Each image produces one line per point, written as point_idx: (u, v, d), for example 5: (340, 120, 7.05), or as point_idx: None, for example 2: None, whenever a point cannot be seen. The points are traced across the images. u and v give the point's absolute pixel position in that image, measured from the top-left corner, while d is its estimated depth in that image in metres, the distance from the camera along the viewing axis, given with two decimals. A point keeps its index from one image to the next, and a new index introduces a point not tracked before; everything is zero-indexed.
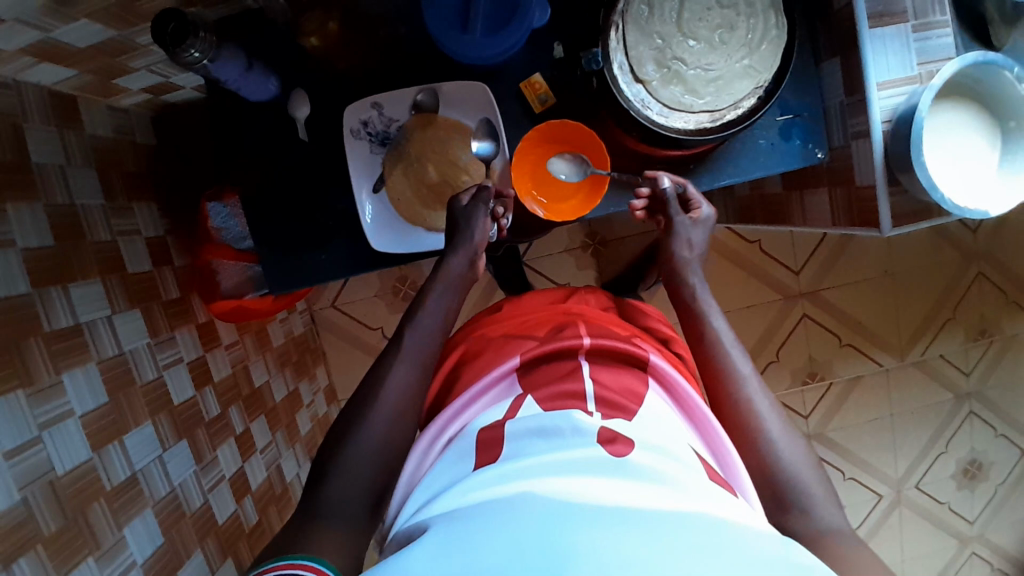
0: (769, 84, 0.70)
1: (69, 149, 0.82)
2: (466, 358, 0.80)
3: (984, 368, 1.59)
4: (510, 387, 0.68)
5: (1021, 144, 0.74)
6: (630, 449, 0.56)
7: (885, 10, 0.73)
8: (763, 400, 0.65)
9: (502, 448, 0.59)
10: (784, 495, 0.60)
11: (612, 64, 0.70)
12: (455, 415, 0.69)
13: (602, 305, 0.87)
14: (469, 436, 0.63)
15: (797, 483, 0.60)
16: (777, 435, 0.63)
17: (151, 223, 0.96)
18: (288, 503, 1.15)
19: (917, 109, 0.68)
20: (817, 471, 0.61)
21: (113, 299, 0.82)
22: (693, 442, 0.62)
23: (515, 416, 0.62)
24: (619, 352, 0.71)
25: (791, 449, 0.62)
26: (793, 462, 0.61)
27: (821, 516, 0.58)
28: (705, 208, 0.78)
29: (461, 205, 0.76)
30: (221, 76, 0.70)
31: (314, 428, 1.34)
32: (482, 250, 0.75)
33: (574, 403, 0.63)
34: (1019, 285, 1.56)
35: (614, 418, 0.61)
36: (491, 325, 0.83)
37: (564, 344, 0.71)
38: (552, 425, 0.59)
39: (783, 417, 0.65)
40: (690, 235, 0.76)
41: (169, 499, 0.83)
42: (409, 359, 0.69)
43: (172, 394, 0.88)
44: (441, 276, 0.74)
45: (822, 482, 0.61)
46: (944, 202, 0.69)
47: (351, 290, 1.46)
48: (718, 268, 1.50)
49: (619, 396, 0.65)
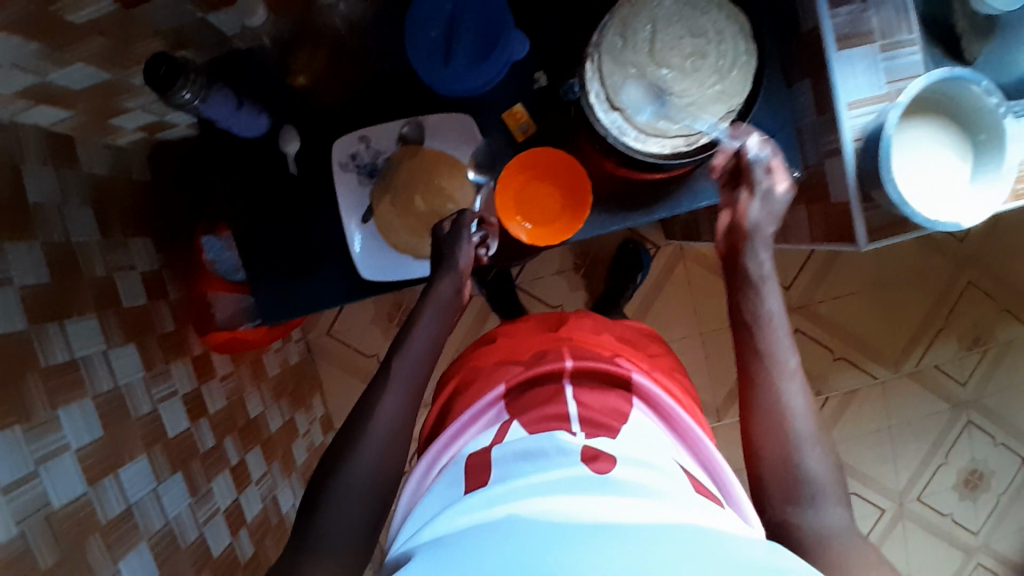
0: (740, 108, 0.73)
1: (65, 188, 0.84)
2: (460, 385, 0.81)
3: (979, 377, 1.59)
4: (498, 414, 0.70)
5: (991, 156, 0.76)
6: (612, 466, 0.57)
7: (852, 32, 0.76)
8: (801, 397, 0.64)
9: (489, 471, 0.60)
10: (797, 492, 0.60)
11: (588, 94, 0.73)
12: (448, 441, 0.71)
13: (595, 328, 0.87)
14: (459, 464, 0.65)
15: (811, 485, 0.60)
16: (805, 436, 0.62)
17: (146, 257, 0.98)
18: (282, 532, 1.16)
19: (884, 126, 0.70)
20: (836, 477, 0.62)
21: (109, 334, 0.84)
22: (678, 456, 0.64)
23: (503, 439, 0.65)
24: (600, 374, 0.72)
25: (816, 452, 0.62)
26: (816, 466, 0.61)
27: (830, 518, 0.59)
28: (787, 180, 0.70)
29: (444, 232, 0.77)
30: (213, 115, 0.73)
31: (310, 457, 1.35)
32: (467, 276, 0.77)
33: (557, 425, 0.65)
34: (1010, 291, 1.57)
35: (597, 436, 0.63)
36: (486, 353, 0.85)
37: (548, 367, 0.73)
38: (537, 448, 0.61)
39: (815, 416, 0.64)
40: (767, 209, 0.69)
41: (164, 532, 0.84)
42: (400, 378, 0.70)
43: (166, 426, 0.90)
44: (429, 301, 0.75)
45: (839, 488, 0.61)
46: (917, 216, 0.70)
47: (347, 318, 1.48)
48: (704, 284, 1.51)
49: (602, 415, 0.67)
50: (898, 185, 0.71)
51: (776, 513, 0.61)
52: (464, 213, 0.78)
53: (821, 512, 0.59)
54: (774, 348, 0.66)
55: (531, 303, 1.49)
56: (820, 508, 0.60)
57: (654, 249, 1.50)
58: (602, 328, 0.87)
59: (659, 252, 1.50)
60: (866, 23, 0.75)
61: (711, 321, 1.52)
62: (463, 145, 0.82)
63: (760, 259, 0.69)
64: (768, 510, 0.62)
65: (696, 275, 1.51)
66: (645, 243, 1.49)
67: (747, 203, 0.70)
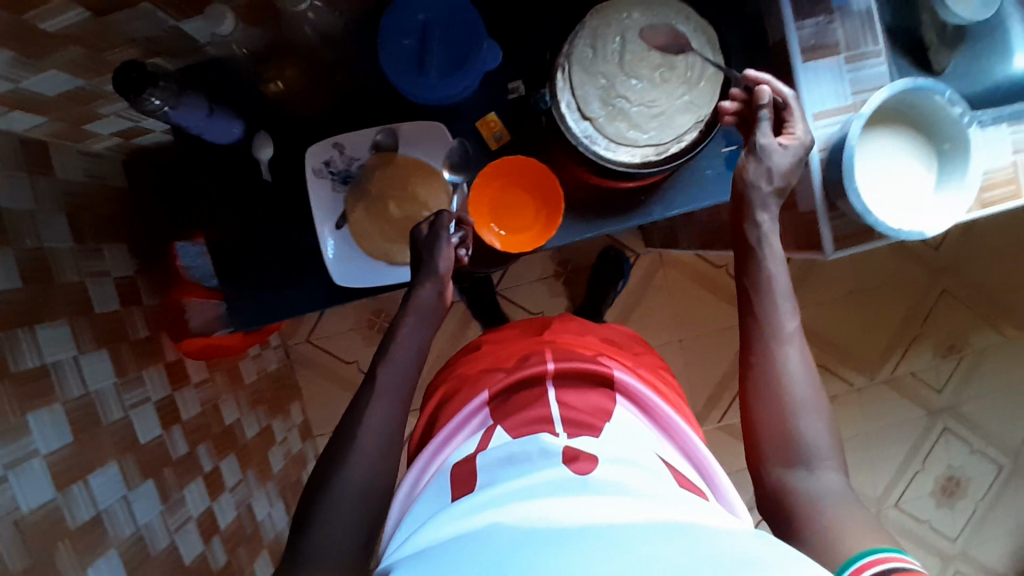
0: (709, 118, 0.75)
1: (39, 195, 0.84)
2: (446, 395, 0.81)
3: (954, 384, 1.62)
4: (482, 421, 0.71)
5: (955, 165, 0.77)
6: (594, 465, 0.58)
7: (818, 43, 0.77)
8: (800, 359, 0.66)
9: (475, 478, 0.61)
10: (795, 454, 0.63)
11: (560, 103, 0.74)
12: (434, 449, 0.71)
13: (579, 329, 0.88)
14: (444, 472, 0.66)
15: (807, 449, 0.62)
16: (803, 400, 0.64)
17: (120, 263, 0.97)
18: (258, 541, 1.15)
19: (848, 137, 0.72)
20: (833, 442, 0.63)
21: (79, 340, 0.83)
22: (659, 451, 0.66)
23: (487, 447, 0.65)
24: (583, 375, 0.72)
25: (814, 413, 0.64)
26: (813, 431, 0.63)
27: (827, 479, 0.61)
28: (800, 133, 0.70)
29: (423, 236, 0.76)
30: (183, 121, 0.73)
31: (288, 465, 1.34)
32: (448, 281, 0.75)
33: (543, 427, 0.65)
34: (983, 298, 1.60)
35: (579, 436, 0.63)
36: (473, 360, 0.85)
37: (532, 370, 0.73)
38: (519, 452, 0.62)
39: (813, 379, 0.65)
40: (772, 165, 0.68)
41: (134, 539, 0.83)
42: (386, 395, 0.70)
43: (138, 434, 0.89)
44: (410, 308, 0.74)
45: (835, 450, 0.63)
46: (881, 225, 0.72)
47: (327, 325, 1.48)
48: (683, 291, 1.52)
49: (587, 414, 0.67)
50: (861, 194, 0.72)
51: (773, 475, 0.63)
52: (442, 213, 0.77)
53: (818, 473, 0.62)
54: (774, 312, 0.68)
55: (511, 310, 1.49)
56: (817, 470, 0.62)
57: (634, 256, 1.51)
58: (587, 329, 0.89)
59: (639, 259, 1.51)
60: (832, 35, 0.77)
61: (690, 329, 1.53)
62: (437, 151, 0.83)
63: (761, 220, 0.70)
64: (766, 473, 0.64)
65: (676, 283, 1.52)
66: (625, 250, 1.50)
67: (745, 159, 0.70)
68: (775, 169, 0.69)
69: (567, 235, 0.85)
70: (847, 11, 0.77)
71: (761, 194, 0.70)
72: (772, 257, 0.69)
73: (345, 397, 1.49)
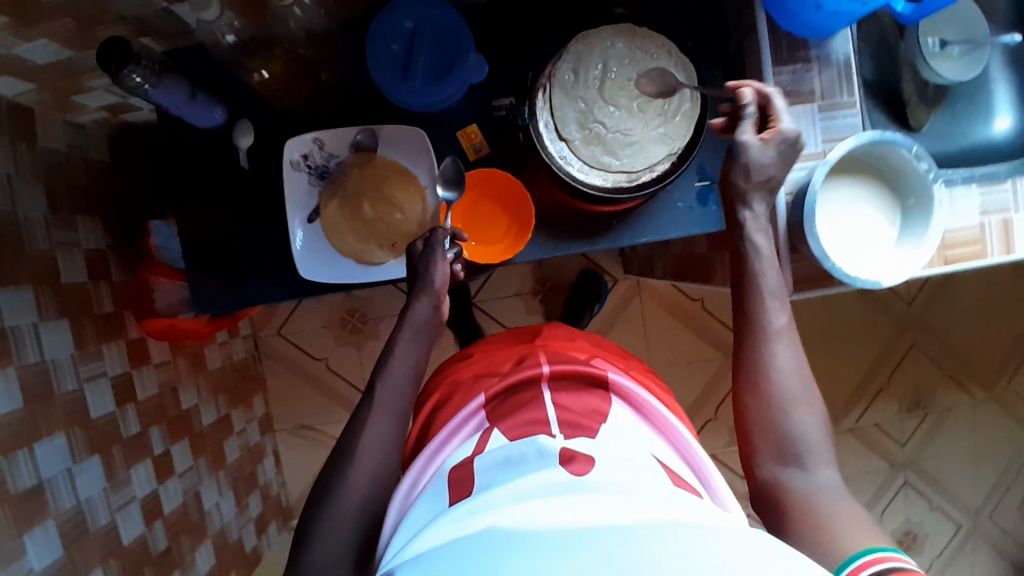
0: (681, 152, 0.77)
1: (20, 161, 0.84)
2: (441, 400, 0.81)
3: (917, 439, 1.63)
4: (479, 424, 0.71)
5: (912, 222, 0.79)
6: (591, 466, 0.57)
7: (793, 89, 0.80)
8: (789, 355, 0.70)
9: (473, 481, 0.60)
10: (786, 451, 0.67)
11: (538, 122, 0.76)
12: (431, 454, 0.70)
13: (569, 335, 0.88)
14: (442, 478, 0.64)
15: (801, 442, 0.67)
16: (793, 394, 0.69)
17: (93, 236, 0.97)
18: (203, 530, 1.14)
19: (810, 183, 0.74)
20: (823, 433, 0.68)
21: (42, 308, 0.83)
22: (654, 450, 0.66)
23: (482, 450, 0.65)
24: (578, 375, 0.74)
25: (803, 410, 0.68)
26: (804, 424, 0.68)
27: (817, 474, 0.66)
28: (784, 128, 0.70)
29: (418, 252, 0.77)
30: (163, 102, 0.74)
31: (243, 456, 1.33)
32: (444, 295, 0.77)
33: (540, 429, 0.65)
34: (950, 357, 1.62)
35: (575, 436, 0.63)
36: (464, 367, 0.85)
37: (526, 373, 0.74)
38: (518, 454, 0.61)
39: (801, 374, 0.70)
40: (749, 162, 0.71)
41: (74, 513, 0.83)
42: (383, 410, 0.72)
43: (90, 408, 0.89)
44: (406, 324, 0.75)
45: (825, 446, 0.68)
46: (836, 271, 0.73)
47: (299, 319, 1.47)
48: (656, 321, 1.53)
49: (583, 416, 0.68)
50: (821, 241, 0.74)
51: (768, 470, 0.68)
52: (436, 228, 0.78)
53: (808, 469, 0.66)
54: (764, 310, 0.72)
55: (486, 323, 1.49)
56: (807, 466, 0.66)
57: (612, 280, 1.52)
58: (577, 335, 0.90)
59: (617, 284, 1.52)
60: (807, 83, 0.80)
61: (662, 358, 1.54)
62: (420, 161, 0.83)
63: (745, 217, 0.74)
64: (758, 468, 0.68)
65: (650, 312, 1.53)
66: (603, 273, 1.51)
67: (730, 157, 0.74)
68: (754, 165, 0.71)
69: (566, 246, 0.86)
70: (825, 59, 0.80)
71: (744, 189, 0.73)
72: (762, 257, 0.73)
73: (310, 394, 1.49)
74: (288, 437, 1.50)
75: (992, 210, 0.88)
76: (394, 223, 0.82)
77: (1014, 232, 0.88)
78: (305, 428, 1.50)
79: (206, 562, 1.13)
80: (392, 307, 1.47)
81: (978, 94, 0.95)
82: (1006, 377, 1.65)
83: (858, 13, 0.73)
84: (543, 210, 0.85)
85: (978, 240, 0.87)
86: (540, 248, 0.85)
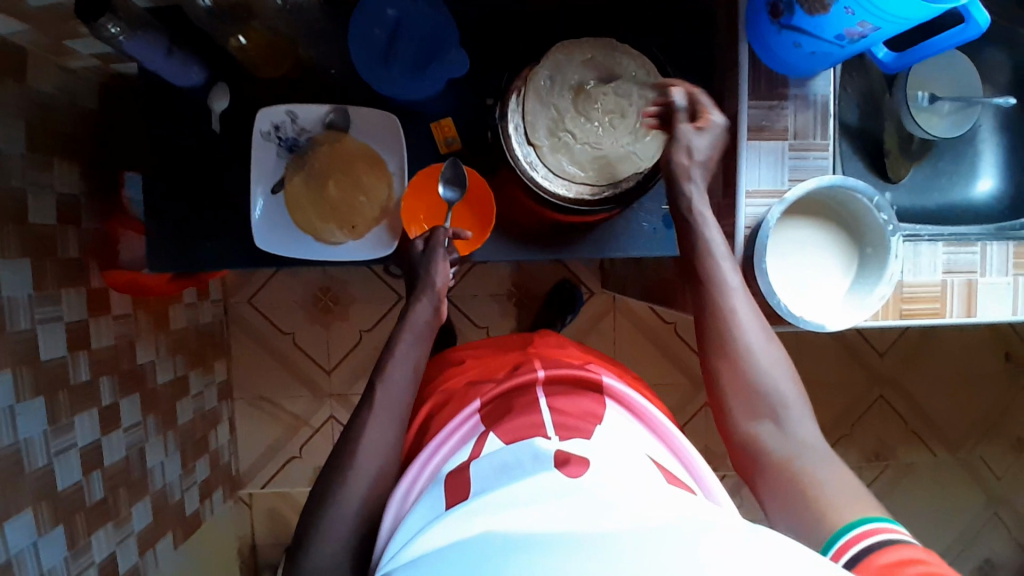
0: (647, 171, 0.80)
1: (4, 98, 0.84)
2: (434, 407, 0.78)
3: (876, 492, 1.62)
4: (475, 428, 0.69)
5: (869, 270, 0.83)
6: (585, 468, 0.55)
7: (766, 125, 0.82)
8: (746, 313, 0.71)
9: (469, 486, 0.58)
10: (761, 409, 0.68)
11: (508, 123, 0.77)
12: (427, 457, 0.68)
13: (560, 342, 0.88)
14: (439, 483, 0.62)
15: (774, 396, 0.68)
16: (756, 351, 0.70)
17: (69, 180, 0.97)
18: (143, 487, 1.14)
19: (766, 219, 0.79)
20: (791, 379, 0.70)
21: (4, 245, 0.83)
22: (650, 451, 0.64)
23: (480, 454, 0.63)
24: (571, 379, 0.73)
25: (770, 364, 0.69)
26: (771, 374, 0.69)
27: (794, 429, 0.67)
28: (718, 113, 0.73)
29: (419, 252, 0.78)
30: (139, 56, 0.75)
31: (195, 420, 1.33)
32: (445, 296, 0.77)
33: (534, 432, 0.63)
34: (919, 415, 1.62)
35: (571, 438, 0.61)
36: (456, 375, 0.83)
37: (519, 380, 0.73)
38: (514, 461, 0.59)
39: (763, 329, 0.71)
40: (691, 141, 0.72)
41: (9, 452, 0.83)
42: (386, 412, 0.70)
43: (40, 350, 0.89)
44: (406, 327, 0.75)
45: (797, 396, 0.69)
46: (780, 308, 0.79)
47: (272, 291, 1.48)
48: (628, 339, 1.53)
49: (577, 418, 0.66)
50: (769, 278, 0.80)
51: (744, 429, 0.69)
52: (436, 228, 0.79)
53: (784, 423, 0.67)
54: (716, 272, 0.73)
55: (458, 319, 1.48)
56: (781, 420, 0.68)
57: (588, 293, 1.51)
58: (567, 342, 0.90)
59: (593, 297, 1.51)
60: (782, 119, 0.82)
61: None
62: (388, 146, 0.84)
63: (688, 192, 0.74)
64: (734, 427, 0.69)
65: (622, 330, 1.53)
66: (580, 285, 1.51)
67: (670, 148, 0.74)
68: (695, 147, 0.72)
69: (553, 253, 0.86)
70: (803, 100, 0.82)
71: (686, 169, 0.73)
72: (709, 224, 0.73)
73: (273, 367, 1.49)
74: (246, 407, 1.50)
75: (957, 270, 0.87)
76: (358, 208, 0.83)
77: (976, 296, 0.88)
78: (263, 400, 1.50)
79: (141, 519, 1.13)
80: (368, 291, 1.48)
81: (964, 155, 0.95)
82: (971, 441, 1.65)
83: (838, 56, 0.74)
84: (513, 218, 0.86)
85: (938, 298, 0.87)
86: (521, 250, 0.86)
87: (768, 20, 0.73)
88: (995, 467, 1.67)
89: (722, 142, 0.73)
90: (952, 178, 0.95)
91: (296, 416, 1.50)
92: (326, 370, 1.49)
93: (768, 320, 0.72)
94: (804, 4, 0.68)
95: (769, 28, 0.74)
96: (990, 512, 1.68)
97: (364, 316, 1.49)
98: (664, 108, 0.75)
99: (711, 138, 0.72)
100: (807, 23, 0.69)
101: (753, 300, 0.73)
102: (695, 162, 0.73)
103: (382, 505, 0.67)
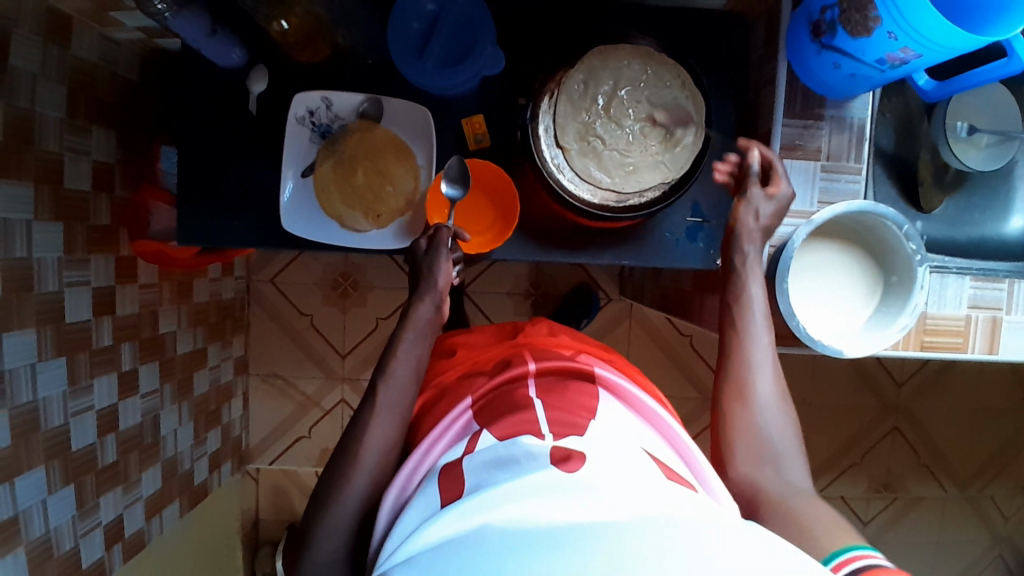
0: (675, 181, 0.80)
1: (48, 62, 0.85)
2: (432, 401, 0.78)
3: (880, 522, 1.60)
4: (466, 429, 0.67)
5: (893, 298, 0.83)
6: (581, 465, 0.54)
7: (799, 144, 0.81)
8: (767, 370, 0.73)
9: (462, 482, 0.57)
10: (762, 454, 0.69)
11: (539, 124, 0.78)
12: (427, 448, 0.67)
13: (551, 330, 0.88)
14: (432, 478, 0.61)
15: (775, 447, 0.70)
16: (768, 407, 0.72)
17: (104, 148, 0.99)
18: (153, 454, 1.16)
19: (792, 240, 0.78)
20: (796, 442, 0.71)
21: (38, 207, 0.85)
22: (645, 444, 0.63)
23: (474, 450, 0.61)
24: (564, 371, 0.73)
25: (778, 419, 0.71)
26: (779, 431, 0.70)
27: (788, 477, 0.68)
28: (787, 188, 0.76)
29: (422, 251, 0.78)
30: (182, 32, 0.77)
31: (210, 392, 1.36)
32: (445, 296, 0.77)
33: (527, 429, 0.61)
34: (931, 449, 1.59)
35: (565, 437, 0.59)
36: (446, 369, 0.83)
37: (514, 372, 0.73)
38: (506, 454, 0.58)
39: (779, 390, 0.73)
40: (759, 208, 0.76)
41: (28, 409, 0.85)
42: (393, 414, 0.70)
43: (66, 312, 0.91)
44: (408, 323, 0.75)
45: (798, 451, 0.70)
46: (799, 330, 0.78)
47: (295, 272, 1.49)
48: (640, 349, 1.52)
49: (568, 411, 0.64)
50: (789, 300, 0.79)
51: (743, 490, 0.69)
52: (438, 229, 0.79)
53: (782, 468, 0.68)
54: (750, 325, 0.75)
55: (473, 314, 1.48)
56: (781, 467, 0.69)
57: (605, 300, 1.51)
58: (557, 330, 0.90)
59: (609, 304, 1.51)
60: (816, 141, 0.81)
61: None
62: (418, 138, 0.84)
63: (747, 251, 0.77)
64: (732, 467, 0.70)
65: (636, 339, 1.52)
66: (598, 291, 1.50)
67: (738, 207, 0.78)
68: (761, 212, 0.76)
69: (570, 256, 0.86)
70: (839, 121, 0.81)
71: (748, 231, 0.77)
72: (756, 280, 0.76)
73: (289, 346, 1.51)
74: (259, 382, 1.52)
75: (983, 305, 0.86)
76: (386, 198, 0.84)
77: (1000, 334, 0.87)
78: (277, 377, 1.52)
79: (150, 487, 1.15)
80: (386, 279, 1.49)
81: (1001, 188, 0.92)
82: (982, 480, 1.62)
83: (877, 80, 0.73)
84: (532, 214, 0.86)
85: (961, 332, 0.86)
86: (538, 251, 0.86)
87: (810, 39, 0.73)
88: (1004, 508, 1.64)
89: (783, 216, 0.77)
90: (985, 214, 0.92)
91: (307, 396, 1.52)
92: (339, 354, 1.51)
93: (787, 383, 0.74)
94: (847, 26, 0.67)
95: (809, 47, 0.73)
96: (994, 554, 1.65)
97: (380, 304, 1.50)
98: (738, 166, 0.79)
99: (775, 208, 0.76)
100: (848, 45, 0.68)
101: (776, 358, 0.75)
102: (758, 227, 0.77)
103: (382, 491, 0.68)
